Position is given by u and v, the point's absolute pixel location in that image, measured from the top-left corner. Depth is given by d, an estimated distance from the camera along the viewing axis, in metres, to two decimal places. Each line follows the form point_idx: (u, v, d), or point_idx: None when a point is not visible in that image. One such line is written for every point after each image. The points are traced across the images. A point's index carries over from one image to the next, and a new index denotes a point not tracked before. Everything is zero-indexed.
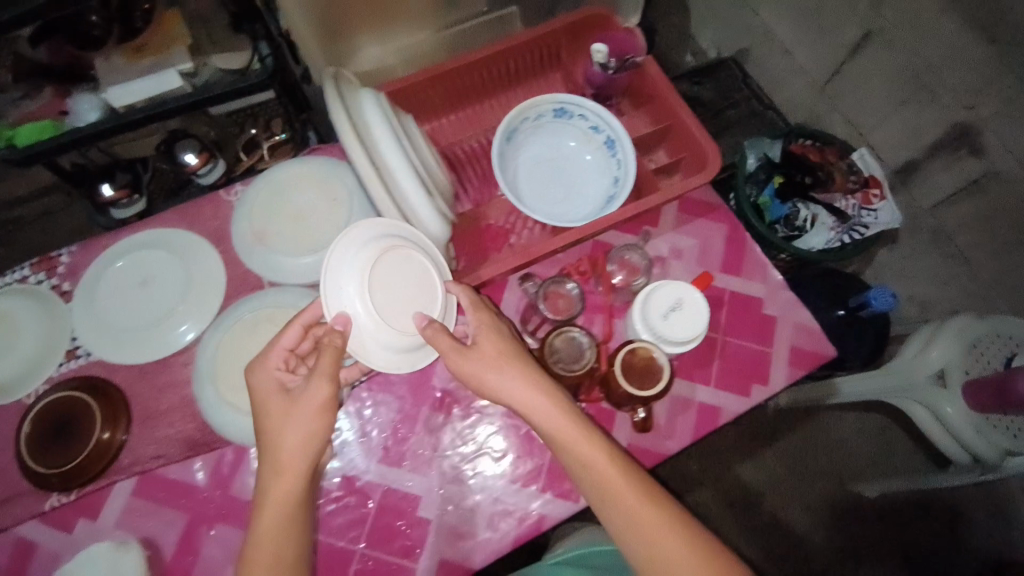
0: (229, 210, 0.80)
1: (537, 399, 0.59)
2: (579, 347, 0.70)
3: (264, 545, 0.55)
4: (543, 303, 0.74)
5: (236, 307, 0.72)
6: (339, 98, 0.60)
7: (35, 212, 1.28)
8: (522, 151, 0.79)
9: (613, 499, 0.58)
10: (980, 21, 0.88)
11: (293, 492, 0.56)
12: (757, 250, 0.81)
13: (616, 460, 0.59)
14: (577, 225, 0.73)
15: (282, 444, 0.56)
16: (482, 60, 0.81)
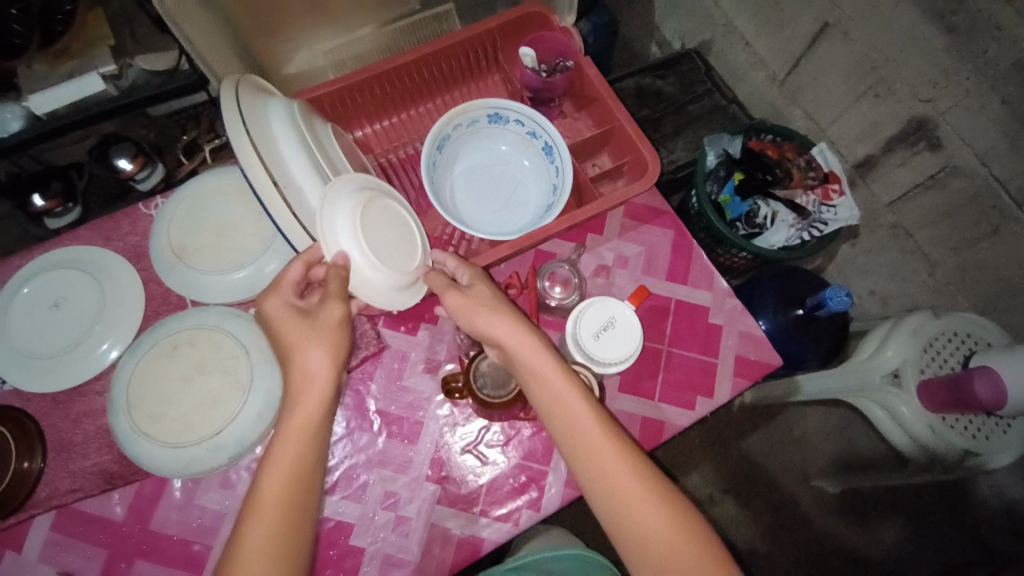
0: (148, 224, 0.77)
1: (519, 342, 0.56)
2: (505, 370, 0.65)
3: (272, 484, 0.48)
4: None
5: (154, 329, 0.67)
6: (240, 113, 0.55)
7: None
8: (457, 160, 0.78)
9: (583, 450, 0.52)
10: (937, 9, 0.84)
11: (312, 420, 0.51)
12: (703, 257, 0.79)
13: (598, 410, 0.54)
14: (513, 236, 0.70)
15: (309, 363, 0.52)
16: (412, 62, 0.77)
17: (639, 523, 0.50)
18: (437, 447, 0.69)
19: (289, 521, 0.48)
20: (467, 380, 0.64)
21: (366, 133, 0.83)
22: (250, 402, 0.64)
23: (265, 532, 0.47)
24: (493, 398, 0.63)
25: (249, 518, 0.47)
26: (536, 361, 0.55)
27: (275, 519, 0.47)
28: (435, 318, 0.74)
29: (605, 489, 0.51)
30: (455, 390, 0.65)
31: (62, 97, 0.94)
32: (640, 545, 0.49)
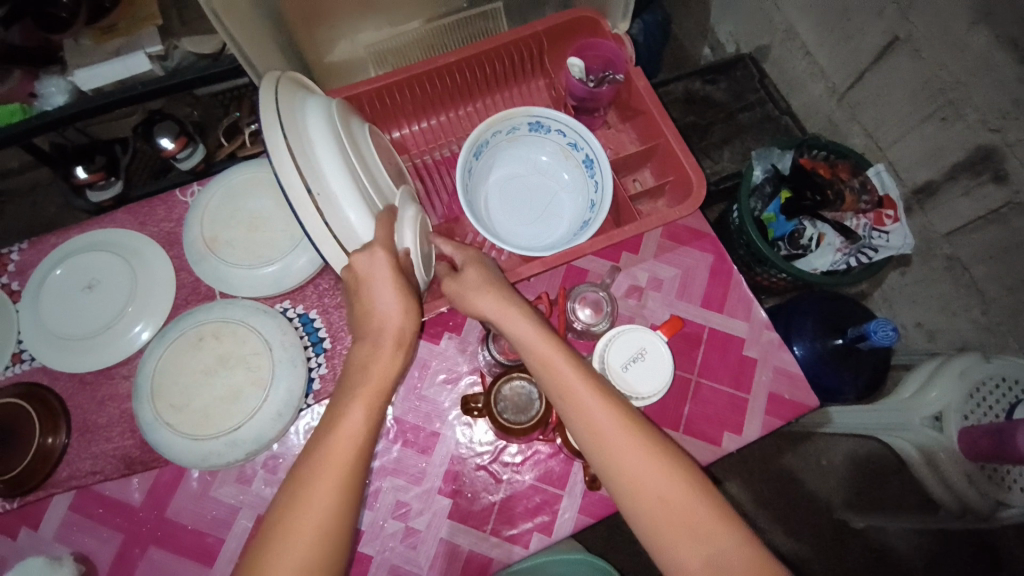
0: (182, 211, 0.78)
1: (505, 305, 0.55)
2: (527, 397, 0.64)
3: (352, 423, 0.49)
4: (493, 342, 0.69)
5: (180, 319, 0.68)
6: (276, 111, 0.53)
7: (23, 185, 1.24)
8: (494, 168, 0.77)
9: (569, 401, 0.51)
10: (1013, 37, 0.78)
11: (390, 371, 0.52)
12: (743, 285, 0.76)
13: (585, 369, 0.53)
14: (545, 253, 0.68)
15: (393, 313, 0.53)
16: (457, 63, 0.75)
17: (639, 482, 0.48)
18: (452, 461, 0.67)
19: (363, 459, 0.49)
20: (487, 404, 0.62)
21: (403, 133, 0.82)
22: (270, 400, 0.64)
23: (342, 467, 0.47)
24: (513, 424, 0.61)
25: (325, 454, 0.48)
26: (525, 326, 0.54)
27: (351, 456, 0.48)
28: (459, 328, 0.72)
29: (600, 448, 0.50)
30: (474, 410, 0.64)
31: (110, 74, 0.95)
32: (640, 501, 0.48)
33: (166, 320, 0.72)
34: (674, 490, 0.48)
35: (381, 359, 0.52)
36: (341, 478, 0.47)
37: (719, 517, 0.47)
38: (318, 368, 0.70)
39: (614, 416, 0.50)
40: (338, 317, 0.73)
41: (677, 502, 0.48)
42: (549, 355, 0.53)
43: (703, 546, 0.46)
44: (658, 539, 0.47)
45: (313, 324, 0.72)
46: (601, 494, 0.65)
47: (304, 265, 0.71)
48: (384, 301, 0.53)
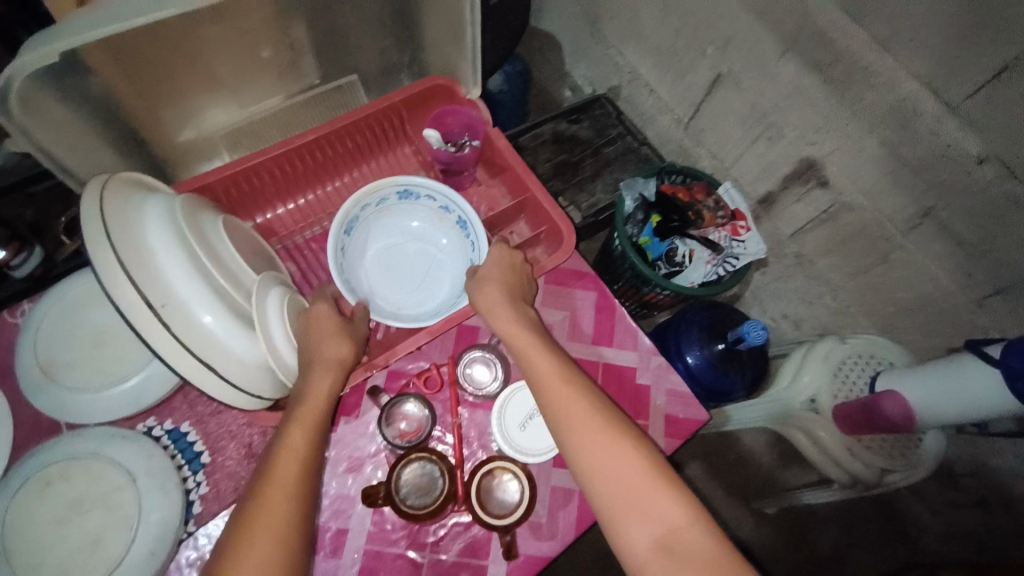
0: (10, 335, 0.68)
1: (500, 304, 0.65)
2: (428, 478, 0.63)
3: (294, 448, 0.51)
4: (387, 427, 0.66)
5: (19, 464, 0.58)
6: (103, 220, 0.48)
7: None
8: (368, 240, 0.76)
9: (540, 384, 0.57)
10: (817, 61, 0.89)
11: (326, 392, 0.56)
12: (627, 317, 0.80)
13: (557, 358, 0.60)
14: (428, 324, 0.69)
15: (332, 343, 0.59)
16: (316, 140, 0.74)
17: (598, 464, 0.51)
18: (366, 556, 0.63)
19: (305, 481, 0.49)
20: (390, 493, 0.61)
21: (269, 218, 0.79)
22: (140, 537, 0.56)
23: (288, 488, 0.48)
24: (416, 512, 0.61)
25: (271, 482, 0.48)
26: (516, 330, 0.62)
27: (294, 478, 0.49)
28: (354, 412, 0.68)
29: (563, 428, 0.54)
30: (375, 501, 0.62)
31: None
32: (592, 478, 0.51)
33: (5, 462, 0.62)
34: (631, 473, 0.50)
35: (316, 385, 0.55)
36: (289, 500, 0.47)
37: (669, 494, 0.49)
38: (198, 489, 0.63)
39: (577, 402, 0.55)
40: (215, 426, 0.66)
41: (631, 483, 0.50)
42: (527, 342, 0.61)
43: (652, 525, 0.47)
44: (614, 519, 0.49)
45: (186, 438, 0.64)
46: (524, 555, 0.63)
47: (160, 379, 0.63)
48: (319, 337, 0.59)
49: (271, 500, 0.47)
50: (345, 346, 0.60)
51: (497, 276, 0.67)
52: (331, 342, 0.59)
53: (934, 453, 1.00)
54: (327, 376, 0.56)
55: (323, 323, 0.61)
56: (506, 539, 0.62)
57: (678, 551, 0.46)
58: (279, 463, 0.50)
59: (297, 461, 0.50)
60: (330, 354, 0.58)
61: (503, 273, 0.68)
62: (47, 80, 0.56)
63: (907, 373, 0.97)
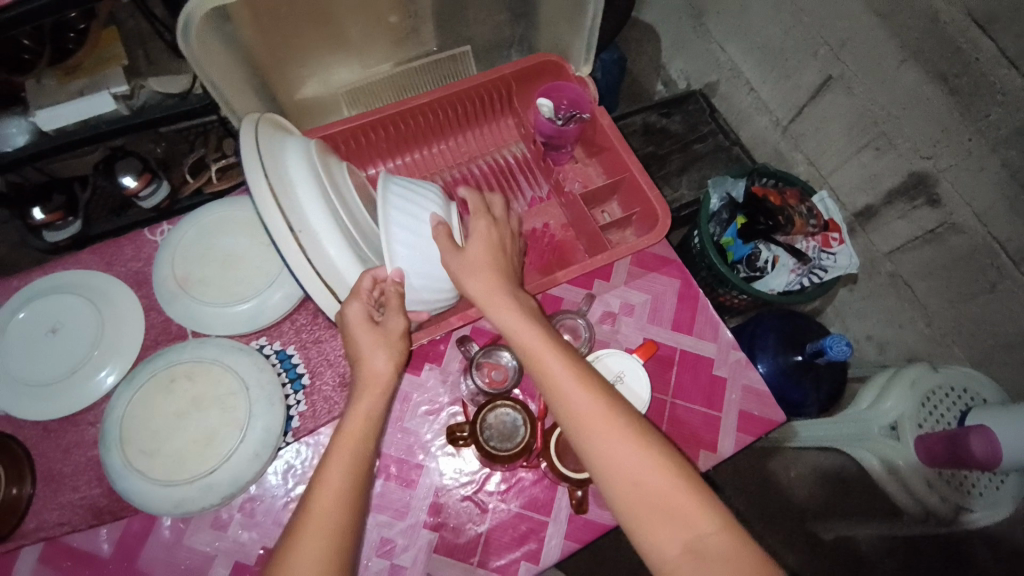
0: (152, 250, 0.76)
1: (497, 298, 0.59)
2: (511, 424, 0.65)
3: (333, 479, 0.50)
4: (476, 372, 0.70)
5: (149, 360, 0.66)
6: (257, 154, 0.55)
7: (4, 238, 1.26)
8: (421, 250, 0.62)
9: (552, 384, 0.54)
10: (942, 72, 0.85)
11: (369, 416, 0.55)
12: (710, 308, 0.80)
13: (566, 354, 0.56)
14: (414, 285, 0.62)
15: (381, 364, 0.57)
16: (428, 104, 0.78)
17: (621, 467, 0.50)
18: (436, 494, 0.67)
19: (350, 513, 0.49)
20: (475, 432, 0.63)
21: (379, 171, 0.84)
22: (246, 440, 0.63)
23: (334, 511, 0.48)
24: (499, 453, 0.63)
25: (315, 500, 0.49)
26: (528, 335, 0.57)
27: (342, 500, 0.49)
28: (440, 360, 0.73)
29: (589, 444, 0.51)
30: (459, 439, 0.65)
31: (73, 113, 0.97)
32: (619, 487, 0.50)
33: (133, 362, 0.69)
34: (657, 478, 0.50)
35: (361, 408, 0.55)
36: (332, 529, 0.47)
37: (694, 500, 0.49)
38: (297, 406, 0.69)
39: (594, 404, 0.53)
40: (316, 353, 0.72)
41: (660, 492, 0.49)
42: (531, 343, 0.56)
43: (679, 530, 0.48)
44: (643, 525, 0.49)
45: (291, 360, 0.71)
46: (586, 518, 0.66)
47: (280, 299, 0.70)
48: (373, 359, 0.57)
49: (310, 527, 0.47)
50: (392, 362, 0.58)
51: (489, 264, 0.61)
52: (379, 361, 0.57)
53: (1013, 495, 0.95)
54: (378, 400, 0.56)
55: (364, 329, 0.56)
56: (579, 492, 0.63)
57: (709, 556, 0.46)
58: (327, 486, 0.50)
59: (343, 492, 0.49)
60: (371, 371, 0.57)
61: (489, 249, 0.62)
62: (217, 26, 0.63)
63: (1003, 413, 0.91)
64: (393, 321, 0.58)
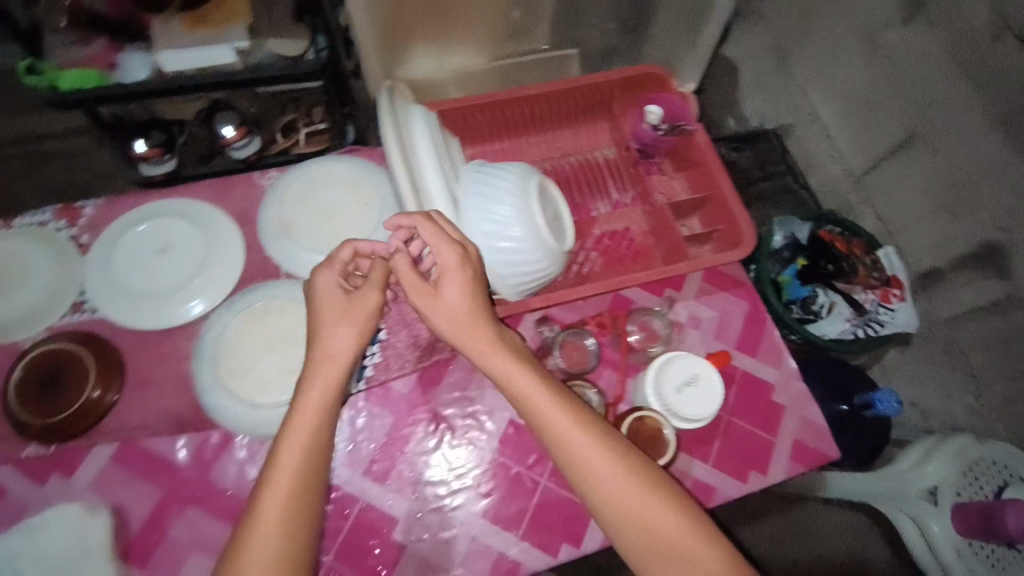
0: (260, 194, 0.80)
1: (458, 317, 0.57)
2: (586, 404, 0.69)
3: (287, 464, 0.53)
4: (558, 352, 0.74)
5: (249, 292, 0.71)
6: (393, 117, 0.61)
7: (60, 150, 1.33)
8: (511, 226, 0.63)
9: (545, 425, 0.56)
10: None
11: (322, 404, 0.55)
12: (775, 334, 0.80)
13: (551, 389, 0.57)
14: (514, 260, 0.64)
15: (343, 342, 0.57)
16: (534, 96, 0.82)
17: (621, 506, 0.54)
18: (493, 464, 0.69)
19: (300, 494, 0.52)
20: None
21: (474, 151, 0.88)
22: None
23: (287, 490, 0.52)
24: None
25: (269, 486, 0.52)
26: (500, 362, 0.57)
27: (294, 483, 0.53)
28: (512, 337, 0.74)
29: (574, 468, 0.55)
30: None
31: (193, 60, 1.04)
32: (621, 526, 0.54)
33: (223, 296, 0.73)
34: (664, 521, 0.54)
35: (314, 394, 0.55)
36: (282, 509, 0.51)
37: (702, 542, 0.53)
38: (372, 356, 0.72)
39: (595, 445, 0.55)
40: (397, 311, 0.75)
41: (640, 503, 0.54)
42: (504, 371, 0.57)
43: (648, 536, 0.53)
44: (650, 561, 0.53)
45: None
46: None
47: None
48: (333, 335, 0.57)
49: (267, 512, 0.51)
50: (353, 339, 0.57)
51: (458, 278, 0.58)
52: (341, 340, 0.57)
53: None
54: (330, 386, 0.56)
55: (331, 301, 0.58)
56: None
57: None
58: (283, 466, 0.53)
59: (298, 468, 0.53)
60: (335, 349, 0.57)
61: (460, 281, 0.58)
62: None
63: None
64: (369, 296, 0.58)
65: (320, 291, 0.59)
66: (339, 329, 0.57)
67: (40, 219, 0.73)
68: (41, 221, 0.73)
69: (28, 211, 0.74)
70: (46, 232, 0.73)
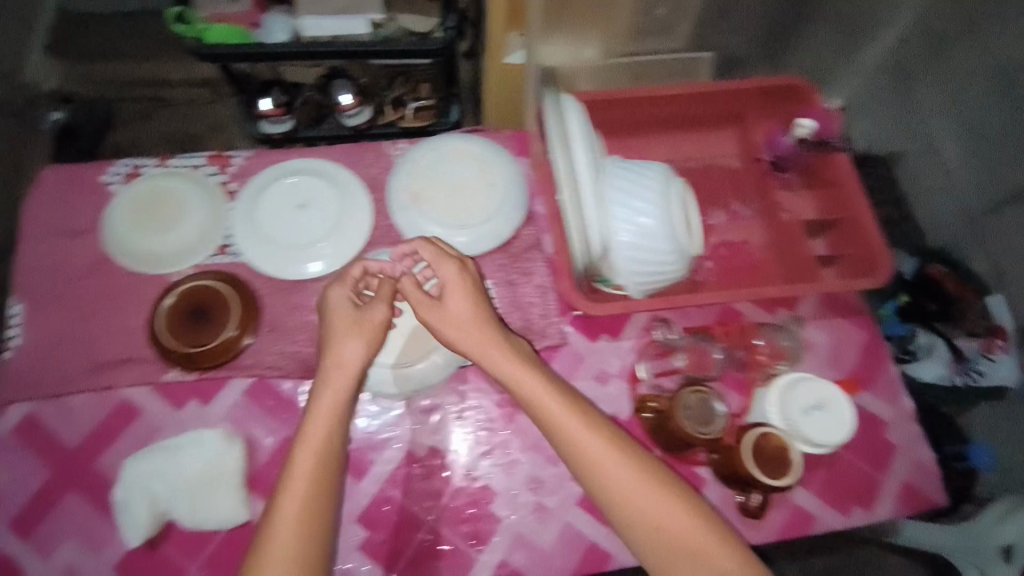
0: (389, 162, 0.83)
1: (469, 324, 0.61)
2: (711, 411, 0.68)
3: (305, 457, 0.55)
4: (681, 355, 0.75)
5: (378, 254, 0.74)
6: (557, 106, 0.64)
7: (181, 98, 1.41)
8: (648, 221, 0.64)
9: (553, 427, 0.58)
10: None
11: (336, 406, 0.58)
12: (892, 370, 0.77)
13: (556, 389, 0.59)
14: (648, 255, 0.64)
15: (355, 352, 0.60)
16: (667, 97, 0.80)
17: (631, 505, 0.55)
18: None
19: (320, 483, 0.55)
20: (678, 406, 0.66)
21: None
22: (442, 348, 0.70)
23: (307, 481, 0.55)
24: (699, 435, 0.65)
25: (291, 479, 0.55)
26: (508, 364, 0.60)
27: (314, 473, 0.55)
28: (617, 334, 0.77)
29: (584, 468, 0.56)
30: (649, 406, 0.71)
31: (330, 28, 1.09)
32: (633, 526, 0.55)
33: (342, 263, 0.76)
34: (673, 518, 0.55)
35: (331, 395, 0.58)
36: (304, 497, 0.54)
37: (715, 540, 0.54)
38: None
39: (601, 445, 0.57)
40: (512, 293, 0.78)
41: (649, 501, 0.55)
42: (510, 372, 0.60)
43: (659, 536, 0.54)
44: (665, 560, 0.54)
45: (490, 292, 0.77)
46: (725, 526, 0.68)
47: (493, 235, 0.77)
48: (346, 347, 0.60)
49: (289, 498, 0.54)
50: (363, 349, 0.61)
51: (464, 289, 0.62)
52: (351, 350, 0.60)
53: None
54: (345, 389, 0.59)
55: (344, 317, 0.62)
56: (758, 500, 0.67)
57: None
58: (302, 458, 0.56)
59: (314, 461, 0.56)
60: (347, 359, 0.60)
61: (463, 293, 0.62)
62: None
63: None
64: (376, 310, 0.62)
65: (330, 310, 0.62)
66: (352, 343, 0.60)
67: (194, 163, 0.79)
68: (194, 165, 0.79)
69: (183, 155, 0.79)
70: (200, 177, 0.78)
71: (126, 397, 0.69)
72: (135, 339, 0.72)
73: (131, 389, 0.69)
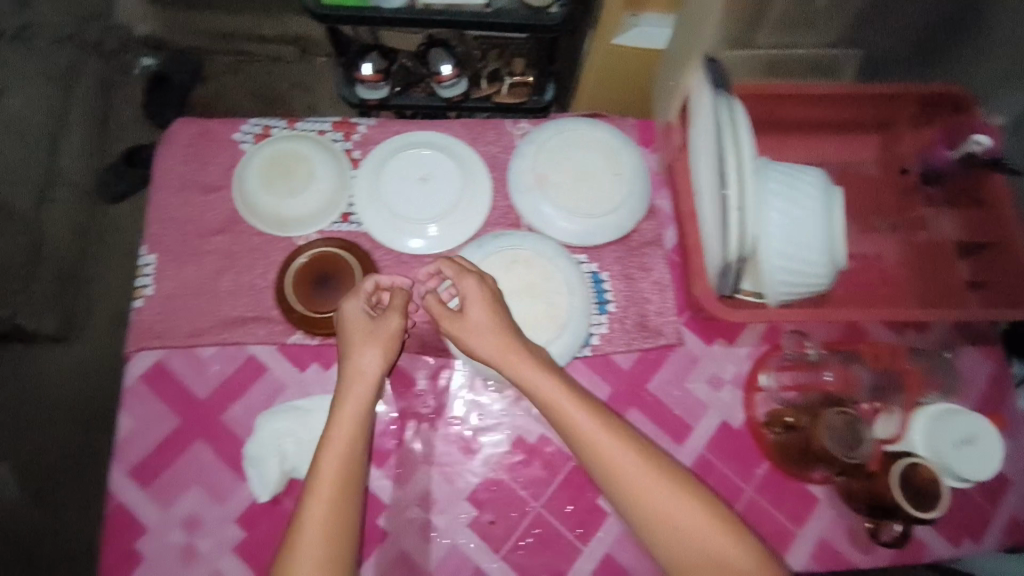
0: (511, 141, 0.82)
1: (489, 330, 0.60)
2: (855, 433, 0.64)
3: (328, 463, 0.54)
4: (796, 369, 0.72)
5: (499, 237, 0.73)
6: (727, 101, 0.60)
7: (269, 54, 1.40)
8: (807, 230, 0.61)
9: (570, 428, 0.56)
10: None
11: (359, 414, 0.56)
12: (1018, 404, 0.74)
13: (572, 390, 0.57)
14: (801, 265, 0.62)
15: (373, 364, 0.58)
16: (815, 95, 0.75)
17: (646, 506, 0.53)
18: (700, 458, 0.71)
19: (345, 489, 0.53)
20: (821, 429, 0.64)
21: None
22: (561, 338, 0.70)
23: (332, 484, 0.53)
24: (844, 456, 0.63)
25: (314, 492, 0.53)
26: (528, 368, 0.58)
27: (338, 477, 0.54)
28: (733, 340, 0.75)
29: (602, 468, 0.54)
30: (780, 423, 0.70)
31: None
32: (650, 527, 0.53)
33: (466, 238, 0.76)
34: (689, 517, 0.52)
35: (351, 403, 0.57)
36: (329, 500, 0.52)
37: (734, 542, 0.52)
38: (598, 327, 0.75)
39: (617, 445, 0.55)
40: (628, 287, 0.76)
41: (660, 499, 0.53)
42: (526, 372, 0.58)
43: (674, 536, 0.52)
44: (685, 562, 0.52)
45: (605, 285, 0.76)
46: (831, 546, 0.69)
47: (615, 226, 0.75)
48: (366, 358, 0.59)
49: (316, 502, 0.52)
50: (382, 359, 0.59)
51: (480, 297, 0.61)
52: (369, 358, 0.58)
53: None
54: (366, 397, 0.57)
55: (359, 327, 0.60)
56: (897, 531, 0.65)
57: None
58: (326, 465, 0.54)
59: (338, 465, 0.54)
60: (364, 368, 0.58)
61: (484, 305, 0.61)
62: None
63: None
64: (391, 319, 0.61)
65: (347, 324, 0.61)
66: (372, 352, 0.59)
67: (321, 129, 0.79)
68: (321, 130, 0.79)
69: (310, 119, 0.79)
70: (327, 143, 0.78)
71: (253, 354, 0.71)
72: (261, 298, 0.73)
73: (258, 346, 0.71)
